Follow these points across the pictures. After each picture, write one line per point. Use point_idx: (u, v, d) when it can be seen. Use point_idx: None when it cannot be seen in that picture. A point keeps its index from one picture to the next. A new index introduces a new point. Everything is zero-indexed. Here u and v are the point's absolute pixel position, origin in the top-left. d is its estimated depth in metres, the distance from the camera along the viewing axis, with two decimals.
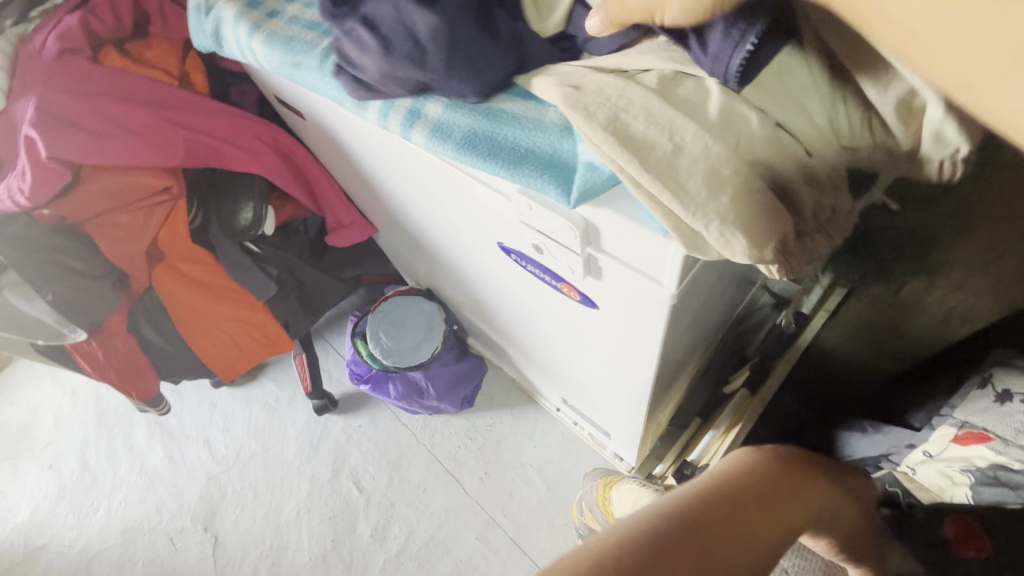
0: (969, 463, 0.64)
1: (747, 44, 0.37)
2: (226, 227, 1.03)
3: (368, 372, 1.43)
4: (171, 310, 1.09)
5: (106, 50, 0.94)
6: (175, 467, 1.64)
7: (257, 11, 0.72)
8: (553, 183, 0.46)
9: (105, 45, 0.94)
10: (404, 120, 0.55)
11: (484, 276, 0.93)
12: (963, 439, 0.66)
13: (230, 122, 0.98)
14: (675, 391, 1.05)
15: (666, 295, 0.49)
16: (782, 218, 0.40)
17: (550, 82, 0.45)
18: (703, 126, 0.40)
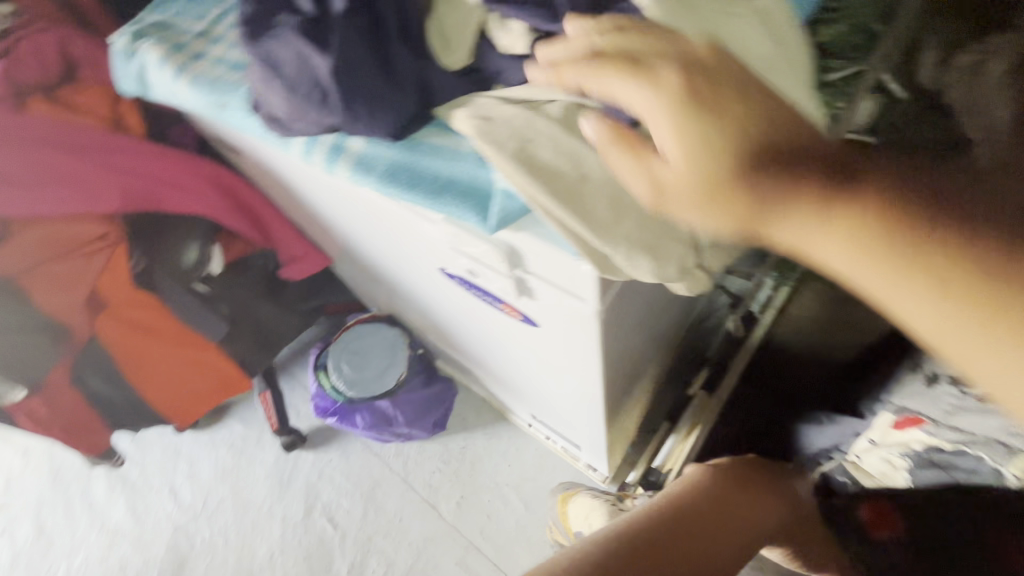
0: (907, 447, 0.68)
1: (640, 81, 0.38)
2: (170, 268, 1.02)
3: (334, 405, 1.38)
4: (117, 359, 1.04)
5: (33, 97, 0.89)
6: (137, 519, 1.57)
7: (182, 54, 0.71)
8: (472, 210, 0.47)
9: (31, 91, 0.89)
10: (328, 156, 0.55)
11: (436, 301, 0.93)
12: (900, 424, 0.69)
13: (168, 162, 0.96)
14: (635, 396, 1.07)
15: (592, 312, 0.50)
16: (683, 238, 0.42)
17: (463, 114, 0.46)
18: (605, 154, 0.41)
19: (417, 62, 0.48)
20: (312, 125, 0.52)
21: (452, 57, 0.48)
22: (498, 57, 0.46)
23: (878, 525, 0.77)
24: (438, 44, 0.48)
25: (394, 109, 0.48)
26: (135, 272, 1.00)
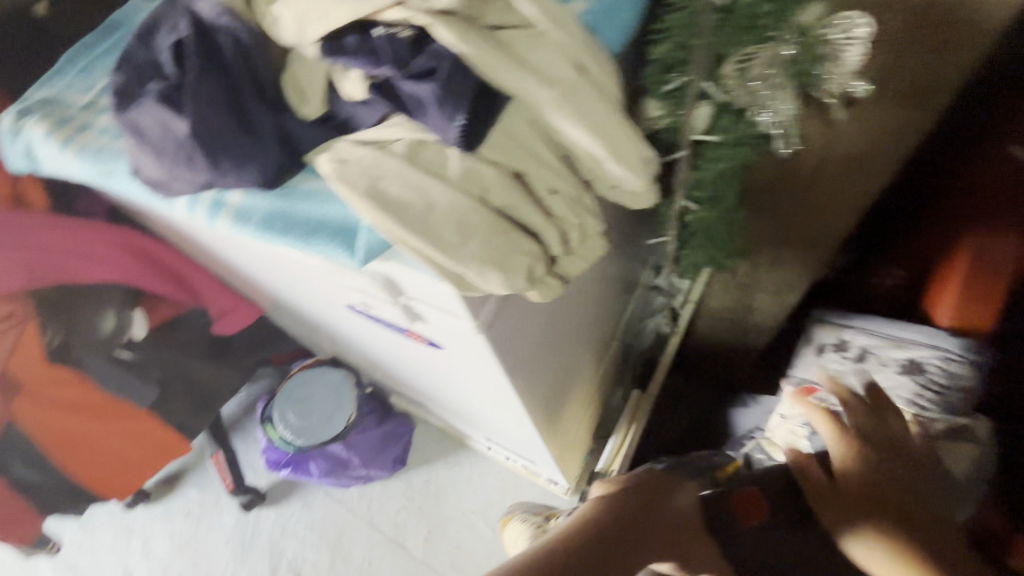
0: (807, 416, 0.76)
1: (462, 115, 0.40)
2: (86, 339, 1.00)
3: (286, 457, 1.39)
4: (39, 440, 0.99)
5: None
6: None
7: (67, 127, 0.72)
8: (342, 246, 0.49)
9: None
10: (209, 211, 0.57)
11: (362, 338, 0.94)
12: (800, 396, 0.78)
13: (74, 234, 0.94)
14: (574, 404, 1.10)
15: (471, 327, 0.52)
16: (527, 249, 0.46)
17: (323, 158, 0.48)
18: (447, 182, 0.45)
19: (274, 115, 0.50)
20: (185, 184, 0.54)
21: (306, 108, 0.51)
22: (347, 104, 0.50)
23: (752, 516, 0.71)
24: (293, 96, 0.51)
25: (256, 161, 0.50)
26: (48, 347, 0.96)
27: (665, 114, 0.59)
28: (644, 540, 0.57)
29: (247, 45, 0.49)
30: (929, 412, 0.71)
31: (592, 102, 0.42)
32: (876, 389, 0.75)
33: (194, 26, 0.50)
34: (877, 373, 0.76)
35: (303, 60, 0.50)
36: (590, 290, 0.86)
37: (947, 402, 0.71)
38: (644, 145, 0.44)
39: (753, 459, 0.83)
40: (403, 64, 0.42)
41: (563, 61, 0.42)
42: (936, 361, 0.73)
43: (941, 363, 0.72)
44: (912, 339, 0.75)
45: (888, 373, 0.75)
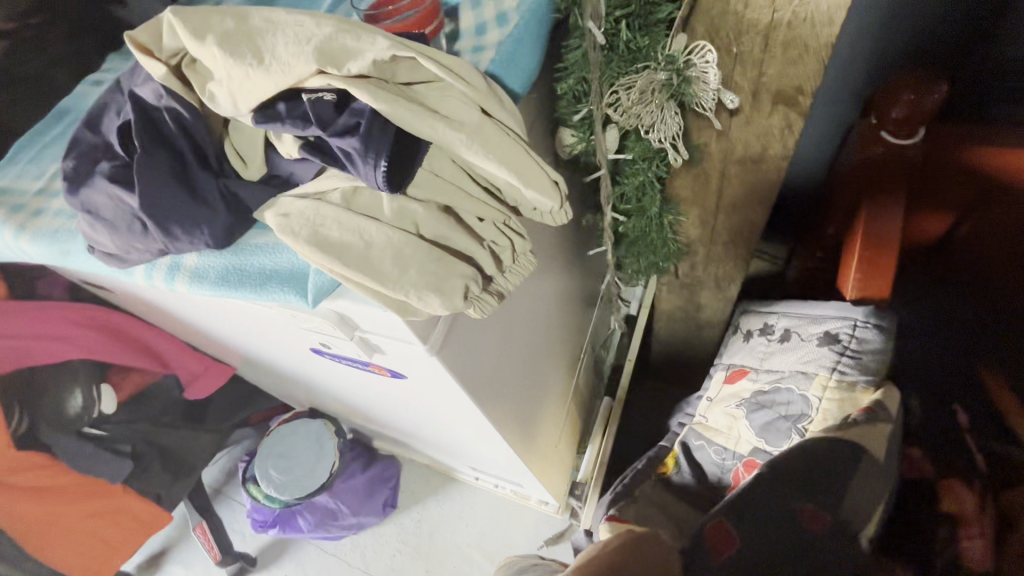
0: (738, 397, 0.82)
1: (384, 161, 0.46)
2: (55, 419, 0.99)
3: (272, 515, 1.38)
4: (13, 531, 0.95)
5: None
6: None
7: (21, 214, 0.75)
8: (294, 291, 0.53)
9: None
10: (167, 276, 0.61)
11: (333, 382, 0.97)
12: (731, 377, 0.86)
13: (40, 316, 0.94)
14: (549, 419, 1.13)
15: (424, 350, 0.56)
16: (463, 272, 0.51)
17: (268, 215, 0.53)
18: (382, 222, 0.50)
19: (220, 180, 0.55)
20: (143, 253, 0.58)
21: (249, 170, 0.56)
22: (286, 162, 0.55)
23: (724, 547, 0.59)
24: (234, 160, 0.56)
25: (206, 224, 0.55)
26: (15, 435, 0.93)
27: (577, 140, 0.67)
28: None
29: (186, 120, 0.53)
30: (850, 379, 0.71)
31: (499, 139, 0.48)
32: (800, 365, 0.77)
33: (135, 109, 0.54)
34: (801, 349, 0.78)
35: (241, 129, 0.55)
36: (542, 306, 0.92)
37: (864, 367, 0.71)
38: (551, 170, 0.50)
39: (691, 446, 0.86)
40: (327, 123, 0.47)
41: (469, 106, 0.47)
42: (847, 329, 0.73)
43: (853, 331, 0.73)
44: (825, 312, 0.77)
45: (810, 347, 0.77)
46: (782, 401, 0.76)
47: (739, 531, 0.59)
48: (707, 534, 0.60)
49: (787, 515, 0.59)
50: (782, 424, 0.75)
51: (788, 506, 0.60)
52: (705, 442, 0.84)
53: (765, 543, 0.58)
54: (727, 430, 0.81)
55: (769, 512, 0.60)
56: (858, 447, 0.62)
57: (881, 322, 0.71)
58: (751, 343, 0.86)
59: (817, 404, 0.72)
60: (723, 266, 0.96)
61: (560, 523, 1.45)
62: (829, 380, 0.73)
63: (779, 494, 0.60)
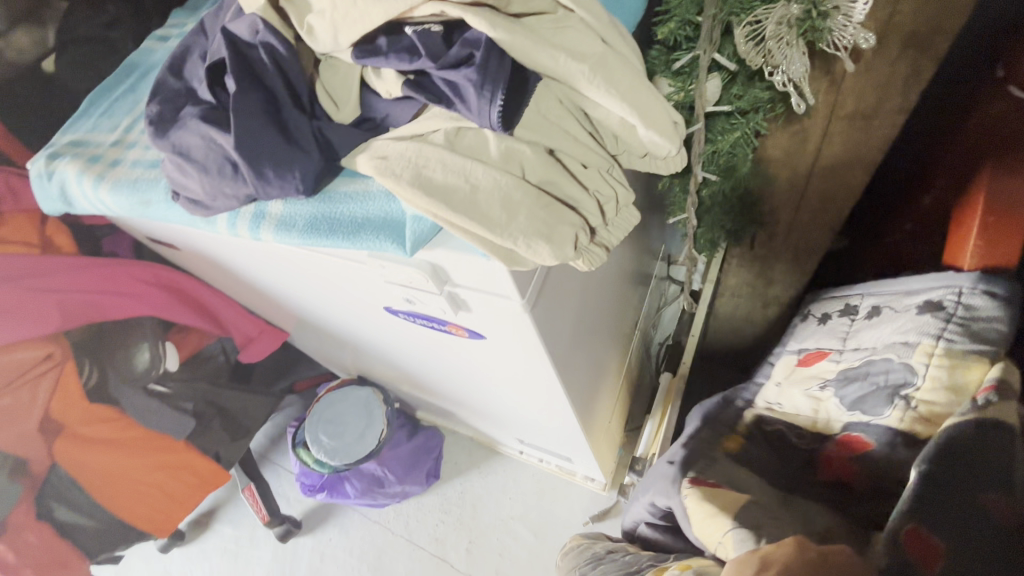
0: (820, 379, 0.72)
1: (501, 95, 0.42)
2: (123, 373, 1.01)
3: (320, 480, 1.39)
4: (84, 481, 1.01)
5: None
6: None
7: (99, 164, 0.75)
8: (389, 239, 0.51)
9: None
10: (252, 224, 0.59)
11: (393, 346, 0.96)
12: (808, 360, 0.77)
13: (108, 273, 0.96)
14: (605, 396, 1.11)
15: (520, 305, 0.54)
16: (573, 221, 0.48)
17: (363, 158, 0.51)
18: (488, 164, 0.47)
19: (312, 122, 0.53)
20: (230, 199, 0.57)
21: (341, 112, 0.53)
22: (380, 102, 0.52)
23: (932, 559, 0.47)
24: (326, 102, 0.53)
25: (296, 167, 0.52)
26: (87, 386, 0.97)
27: (674, 90, 0.63)
28: None
29: (281, 54, 0.51)
30: (959, 345, 0.60)
31: (621, 72, 0.44)
32: (892, 337, 0.67)
33: (228, 45, 0.52)
34: (897, 320, 0.69)
35: (335, 68, 0.52)
36: (610, 273, 0.89)
37: (979, 334, 0.60)
38: (674, 111, 0.46)
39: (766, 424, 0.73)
40: (438, 56, 0.44)
41: (591, 37, 0.44)
42: (953, 296, 0.64)
43: (960, 299, 0.63)
44: (921, 286, 0.70)
45: (907, 317, 0.67)
46: (876, 370, 0.65)
47: (941, 536, 0.47)
48: (906, 542, 0.48)
49: (978, 510, 0.49)
50: (879, 394, 0.63)
51: (971, 496, 0.49)
52: (782, 425, 0.71)
53: (973, 545, 0.47)
54: (812, 414, 0.69)
55: (960, 506, 0.49)
56: (1009, 429, 0.51)
57: (994, 288, 0.62)
58: (830, 325, 0.80)
59: (924, 371, 0.60)
60: (806, 236, 0.94)
61: (604, 500, 1.44)
62: (934, 348, 0.61)
63: (957, 484, 0.50)
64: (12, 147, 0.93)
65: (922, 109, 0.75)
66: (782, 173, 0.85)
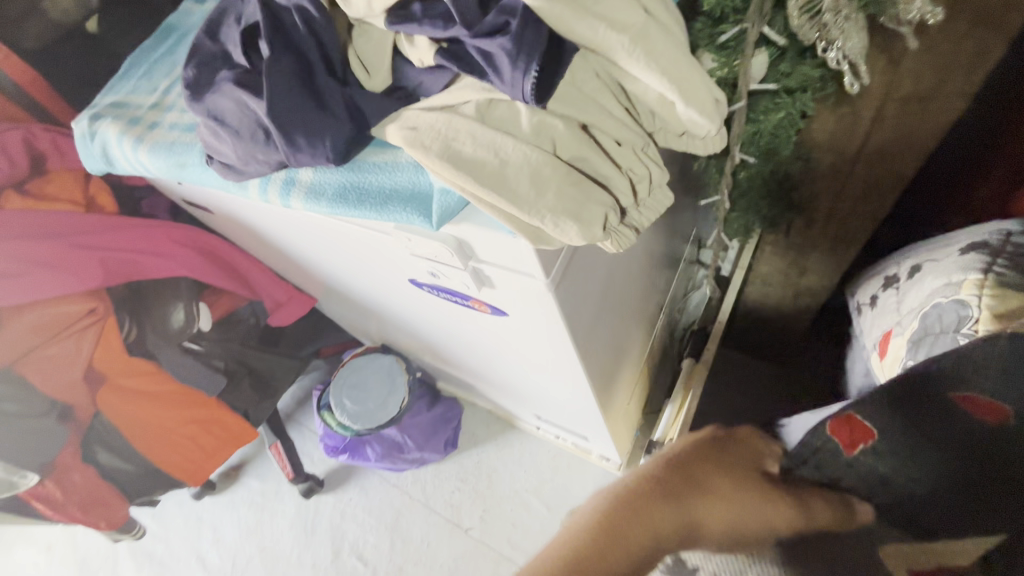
0: (899, 355, 0.67)
1: (537, 64, 0.41)
2: (159, 331, 1.04)
3: (343, 442, 1.44)
4: (123, 429, 1.06)
5: (7, 195, 0.91)
6: None
7: (138, 126, 0.77)
8: (415, 211, 0.51)
9: (5, 190, 0.91)
10: (282, 191, 0.60)
11: (418, 318, 0.98)
12: (881, 348, 0.72)
13: (145, 233, 0.99)
14: (625, 378, 1.10)
15: (543, 285, 0.53)
16: (603, 201, 0.46)
17: (393, 129, 0.50)
18: (519, 138, 0.46)
19: (344, 90, 0.52)
20: (262, 166, 0.57)
21: (372, 81, 0.53)
22: (415, 71, 0.51)
23: (865, 435, 0.55)
24: (359, 70, 0.53)
25: (327, 135, 0.52)
26: (126, 340, 1.02)
27: (718, 66, 0.61)
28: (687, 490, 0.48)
29: (315, 20, 0.50)
30: (1008, 277, 0.59)
31: (663, 46, 0.42)
32: (941, 281, 0.66)
33: (262, 9, 0.52)
34: (941, 265, 0.68)
35: (369, 34, 0.51)
36: (637, 253, 0.87)
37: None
38: (716, 88, 0.44)
39: None
40: (472, 24, 0.43)
41: (632, 6, 0.42)
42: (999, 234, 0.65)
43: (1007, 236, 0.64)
44: (959, 236, 0.69)
45: (950, 262, 0.67)
46: (932, 319, 0.64)
47: (876, 425, 0.56)
48: (844, 429, 0.56)
49: (951, 412, 0.55)
50: (941, 339, 0.61)
51: (942, 398, 0.56)
52: None
53: (934, 434, 0.55)
54: None
55: (933, 412, 0.55)
56: None
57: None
58: (882, 302, 0.76)
59: (975, 303, 0.60)
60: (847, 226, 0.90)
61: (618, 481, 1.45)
62: (982, 280, 0.61)
63: (934, 396, 0.56)
64: (58, 107, 0.97)
65: (982, 91, 0.68)
66: (826, 159, 0.80)
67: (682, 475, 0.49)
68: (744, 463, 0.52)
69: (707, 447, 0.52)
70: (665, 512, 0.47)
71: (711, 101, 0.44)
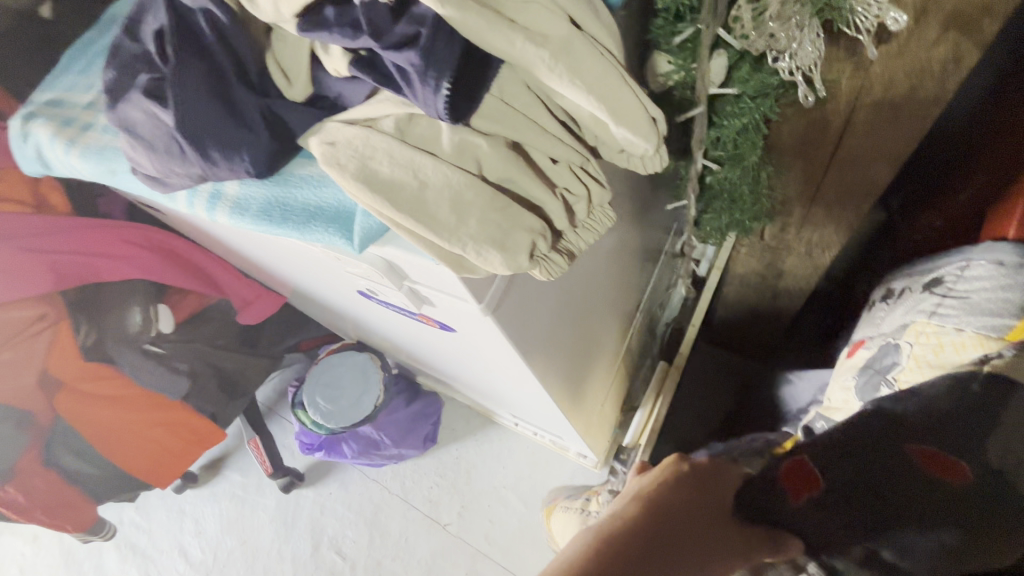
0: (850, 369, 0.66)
1: (448, 80, 0.37)
2: (117, 335, 1.02)
3: (319, 439, 1.43)
4: (86, 433, 1.05)
5: None
6: None
7: (71, 128, 0.72)
8: (337, 233, 0.47)
9: None
10: (209, 204, 0.56)
11: (377, 322, 0.94)
12: (850, 352, 0.70)
13: (96, 234, 0.94)
14: (597, 381, 1.08)
15: (478, 308, 0.50)
16: (530, 228, 0.43)
17: (313, 141, 0.46)
18: (439, 158, 0.42)
19: (261, 99, 0.48)
20: (184, 179, 0.53)
21: (293, 89, 0.49)
22: (333, 80, 0.48)
23: (806, 485, 0.50)
24: (278, 78, 0.49)
25: (244, 148, 0.48)
26: (83, 345, 0.99)
27: (674, 69, 0.57)
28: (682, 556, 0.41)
29: (225, 27, 0.46)
30: (953, 320, 0.57)
31: (589, 60, 0.38)
32: (902, 318, 0.63)
33: (170, 13, 0.48)
34: (907, 302, 0.64)
35: (284, 39, 0.48)
36: (605, 259, 0.83)
37: (977, 308, 0.56)
38: (651, 105, 0.40)
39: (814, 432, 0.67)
40: (381, 33, 0.39)
41: (555, 15, 0.37)
42: (956, 270, 0.60)
43: (963, 272, 0.59)
44: (946, 261, 0.63)
45: (913, 298, 0.64)
46: (878, 356, 0.63)
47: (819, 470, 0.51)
48: (783, 477, 0.51)
49: (898, 464, 0.49)
50: (873, 378, 0.61)
51: (895, 453, 0.50)
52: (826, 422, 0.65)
53: (873, 496, 0.49)
54: (841, 408, 0.64)
55: (879, 466, 0.49)
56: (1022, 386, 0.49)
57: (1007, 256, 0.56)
58: (872, 313, 0.71)
59: (909, 351, 0.59)
60: (821, 231, 0.85)
61: (596, 476, 1.44)
62: (927, 326, 0.59)
63: (881, 443, 0.50)
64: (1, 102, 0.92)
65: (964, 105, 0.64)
66: (797, 163, 0.76)
67: (665, 542, 0.41)
68: (719, 490, 0.48)
69: (701, 476, 0.48)
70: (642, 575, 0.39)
71: (644, 120, 0.40)
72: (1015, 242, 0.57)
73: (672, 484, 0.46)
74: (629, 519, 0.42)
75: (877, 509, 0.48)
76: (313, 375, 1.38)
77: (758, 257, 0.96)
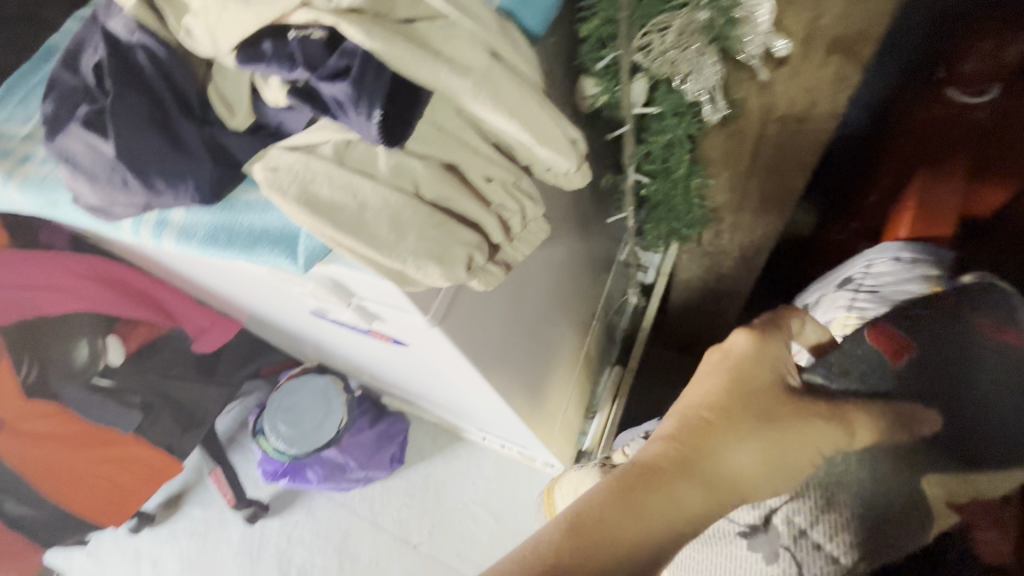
0: None
1: (380, 108, 0.40)
2: (61, 369, 1.00)
3: (282, 466, 1.40)
4: (26, 475, 0.99)
5: None
6: None
7: (7, 159, 0.71)
8: (282, 254, 0.49)
9: None
10: (154, 231, 0.57)
11: (335, 343, 0.94)
12: None
13: (37, 266, 0.91)
14: (557, 390, 1.11)
15: (425, 320, 0.53)
16: (466, 242, 0.46)
17: (255, 167, 0.47)
18: (377, 180, 0.44)
19: (202, 129, 0.50)
20: (127, 207, 0.54)
21: (235, 119, 0.51)
22: (273, 110, 0.50)
23: (897, 349, 0.50)
24: (218, 108, 0.51)
25: (189, 175, 0.49)
26: (26, 382, 0.95)
27: (600, 91, 0.62)
28: (729, 470, 0.39)
29: (163, 59, 0.48)
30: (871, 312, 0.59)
31: (508, 88, 0.42)
32: (823, 318, 0.65)
33: (109, 48, 0.49)
34: (821, 307, 0.67)
35: (224, 72, 0.50)
36: (554, 270, 0.87)
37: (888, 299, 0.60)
38: (570, 127, 0.44)
39: None
40: (316, 64, 0.41)
41: (476, 49, 0.41)
42: (861, 269, 0.65)
43: (868, 270, 0.64)
44: (849, 264, 0.68)
45: (827, 300, 0.66)
46: None
47: (905, 334, 0.50)
48: (880, 343, 0.50)
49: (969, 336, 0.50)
50: None
51: (965, 323, 0.50)
52: None
53: (953, 369, 0.48)
54: None
55: (948, 346, 0.49)
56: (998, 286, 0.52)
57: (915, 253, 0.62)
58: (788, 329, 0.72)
59: None
60: (752, 236, 0.92)
61: None
62: (848, 320, 0.61)
63: (944, 318, 0.51)
64: None
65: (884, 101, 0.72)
66: (724, 173, 0.82)
67: (705, 457, 0.39)
68: (765, 379, 0.44)
69: (729, 363, 0.45)
70: (684, 493, 0.37)
71: (566, 139, 0.44)
72: (905, 241, 0.64)
73: (715, 377, 0.44)
74: (668, 435, 0.41)
75: (960, 376, 0.48)
76: (273, 399, 1.36)
77: (699, 262, 1.02)
